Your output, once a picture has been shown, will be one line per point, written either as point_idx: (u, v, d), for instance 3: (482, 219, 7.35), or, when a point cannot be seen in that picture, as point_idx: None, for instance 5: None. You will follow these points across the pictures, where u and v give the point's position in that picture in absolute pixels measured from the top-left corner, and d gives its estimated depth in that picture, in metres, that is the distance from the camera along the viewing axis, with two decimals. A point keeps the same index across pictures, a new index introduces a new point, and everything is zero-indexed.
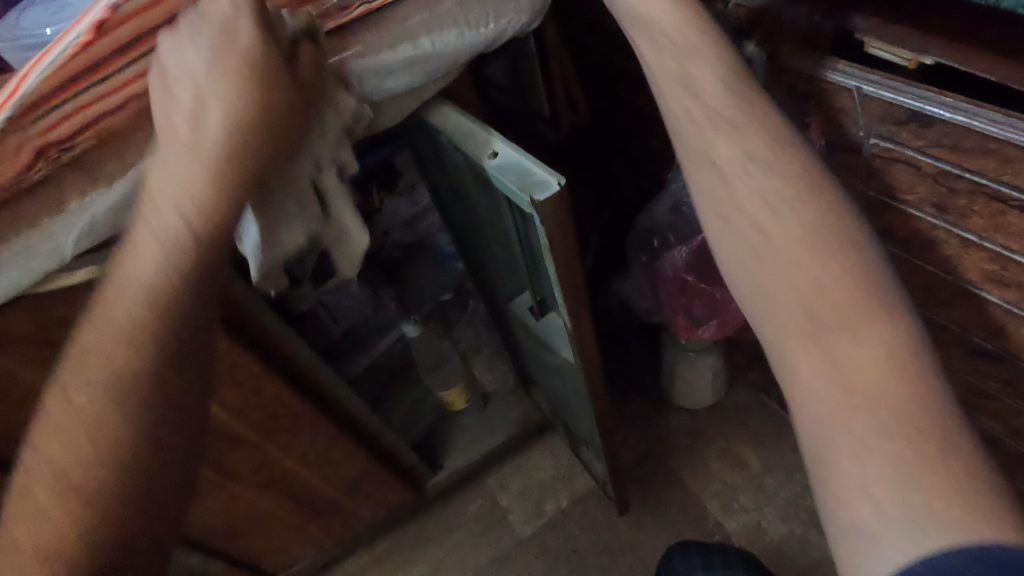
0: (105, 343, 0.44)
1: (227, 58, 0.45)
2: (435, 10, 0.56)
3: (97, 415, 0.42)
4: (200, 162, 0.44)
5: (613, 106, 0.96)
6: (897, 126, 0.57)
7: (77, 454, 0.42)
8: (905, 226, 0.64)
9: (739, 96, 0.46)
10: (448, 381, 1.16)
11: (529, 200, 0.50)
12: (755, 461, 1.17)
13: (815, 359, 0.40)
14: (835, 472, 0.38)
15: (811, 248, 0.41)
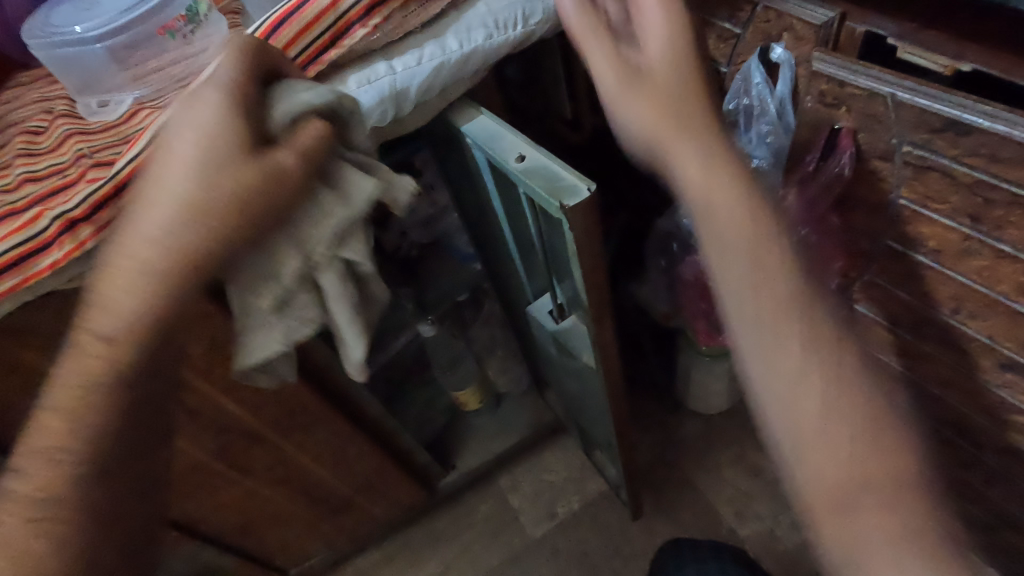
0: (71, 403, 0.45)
1: (207, 144, 0.44)
2: (465, 15, 0.57)
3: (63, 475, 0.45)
4: (166, 255, 0.44)
5: None
6: (932, 134, 0.56)
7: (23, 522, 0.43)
8: (935, 236, 0.62)
9: (734, 180, 0.47)
10: (464, 381, 1.16)
11: (558, 205, 0.49)
12: (770, 468, 1.16)
13: (820, 424, 0.42)
14: (847, 533, 0.40)
15: (809, 317, 0.44)
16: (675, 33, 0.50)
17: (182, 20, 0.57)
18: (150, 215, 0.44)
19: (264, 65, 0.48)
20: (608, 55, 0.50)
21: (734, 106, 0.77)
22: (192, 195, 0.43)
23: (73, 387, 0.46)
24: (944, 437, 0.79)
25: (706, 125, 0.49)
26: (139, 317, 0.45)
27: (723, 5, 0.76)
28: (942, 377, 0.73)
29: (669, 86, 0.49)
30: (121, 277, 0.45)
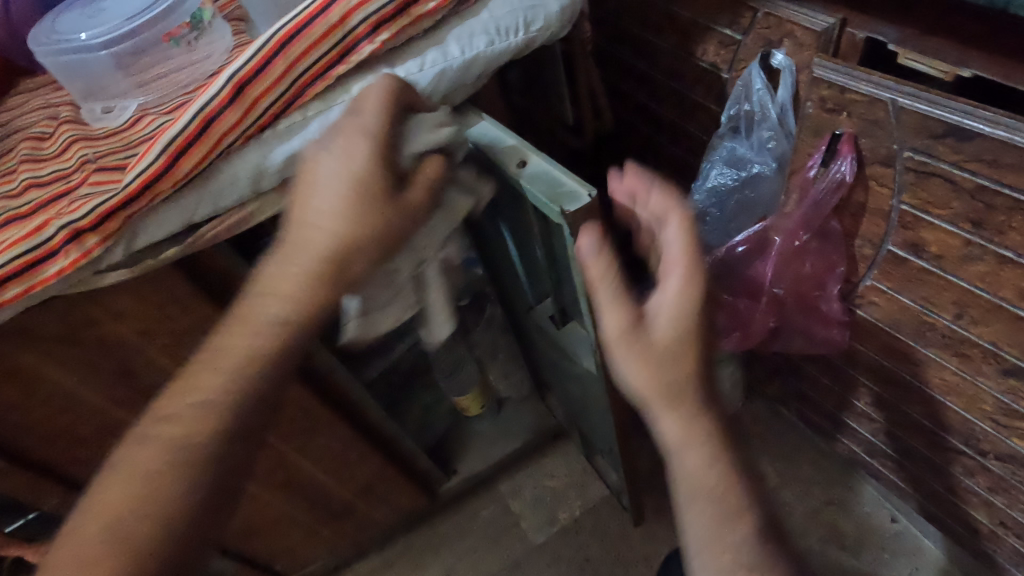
0: (188, 407, 0.47)
1: (347, 178, 0.48)
2: (469, 22, 0.57)
3: (162, 474, 0.45)
4: (312, 273, 0.49)
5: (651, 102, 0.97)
6: (933, 139, 0.56)
7: (113, 522, 0.43)
8: (937, 241, 0.62)
9: (676, 339, 0.48)
10: (465, 387, 1.16)
11: (559, 210, 0.50)
12: (773, 474, 1.16)
13: (714, 507, 0.46)
14: None
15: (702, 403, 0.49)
16: (689, 299, 0.49)
17: (187, 28, 0.57)
18: (301, 255, 0.49)
19: (396, 106, 0.51)
20: (621, 292, 0.50)
21: (734, 112, 0.77)
22: (333, 225, 0.49)
23: (181, 417, 0.47)
24: (947, 443, 0.79)
25: (695, 388, 0.48)
26: (264, 348, 0.49)
27: (724, 12, 0.77)
28: (944, 383, 0.72)
29: (669, 350, 0.48)
30: (262, 308, 0.50)
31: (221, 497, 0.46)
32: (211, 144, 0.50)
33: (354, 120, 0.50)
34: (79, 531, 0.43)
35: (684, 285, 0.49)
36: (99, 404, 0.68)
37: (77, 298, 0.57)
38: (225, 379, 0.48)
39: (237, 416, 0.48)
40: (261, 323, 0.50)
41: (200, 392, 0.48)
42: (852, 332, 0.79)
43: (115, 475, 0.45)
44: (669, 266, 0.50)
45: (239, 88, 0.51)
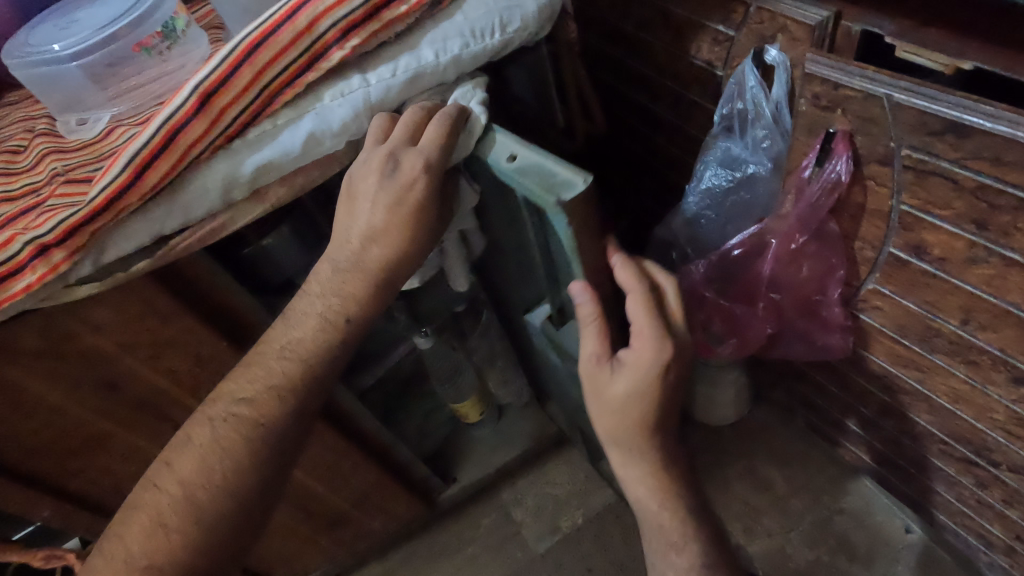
0: (256, 402, 0.57)
1: (400, 211, 0.53)
2: (444, 25, 0.55)
3: (233, 450, 0.56)
4: (368, 282, 0.56)
5: (648, 100, 0.95)
6: (932, 136, 0.53)
7: (184, 490, 0.55)
8: (940, 243, 0.58)
9: (638, 382, 0.58)
10: (463, 393, 1.14)
11: (554, 200, 0.47)
12: (781, 482, 1.12)
13: (651, 489, 0.65)
14: (651, 536, 0.67)
15: (667, 420, 0.62)
16: (645, 361, 0.57)
17: (158, 37, 0.57)
18: (359, 264, 0.56)
19: (454, 133, 0.53)
20: (601, 336, 0.59)
21: (727, 111, 0.75)
22: (387, 247, 0.55)
23: (249, 405, 0.57)
24: (958, 453, 0.75)
25: (636, 444, 0.62)
26: (318, 354, 0.58)
27: (716, 9, 0.74)
28: (953, 391, 0.69)
29: (618, 399, 0.59)
30: (320, 307, 0.58)
31: (270, 482, 0.58)
32: (180, 154, 0.49)
33: (412, 148, 0.53)
34: (161, 487, 0.56)
35: (648, 356, 0.57)
36: (85, 417, 0.67)
37: (54, 312, 0.57)
38: (290, 377, 0.58)
39: (291, 411, 0.58)
40: (322, 319, 0.58)
41: (268, 383, 0.58)
42: (854, 337, 0.76)
43: (183, 451, 0.57)
44: (635, 338, 0.57)
45: (205, 99, 0.50)
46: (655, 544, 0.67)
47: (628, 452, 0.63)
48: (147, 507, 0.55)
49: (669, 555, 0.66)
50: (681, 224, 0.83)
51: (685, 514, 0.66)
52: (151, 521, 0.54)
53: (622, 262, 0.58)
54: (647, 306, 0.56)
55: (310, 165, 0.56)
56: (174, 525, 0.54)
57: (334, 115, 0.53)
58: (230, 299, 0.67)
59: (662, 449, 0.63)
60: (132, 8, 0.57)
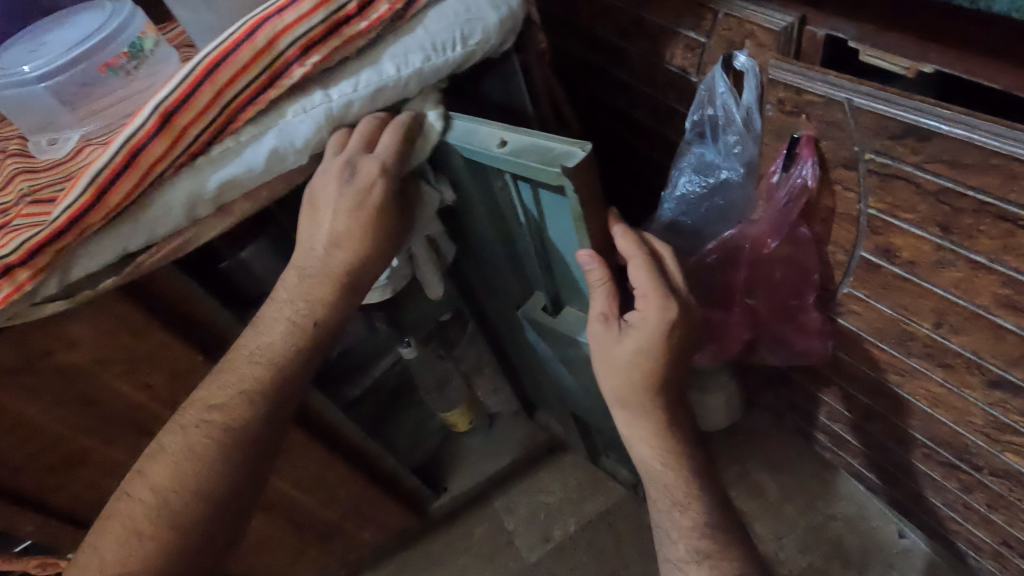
0: (224, 409, 0.57)
1: (362, 213, 0.56)
2: (404, 39, 0.56)
3: (204, 454, 0.56)
4: (332, 287, 0.58)
5: (628, 105, 0.95)
6: (893, 140, 0.53)
7: (156, 497, 0.54)
8: (908, 246, 0.58)
9: (643, 343, 0.55)
10: (452, 402, 1.14)
11: (559, 169, 0.47)
12: (773, 487, 1.11)
13: (656, 460, 0.62)
14: (660, 519, 0.63)
15: (672, 386, 0.59)
16: (651, 327, 0.55)
17: (125, 58, 0.57)
18: (322, 268, 0.58)
19: (406, 140, 0.57)
20: (611, 298, 0.56)
21: (698, 118, 0.74)
22: (349, 253, 0.57)
23: (220, 411, 0.57)
24: (942, 457, 0.74)
25: (641, 402, 0.59)
26: (285, 356, 0.58)
27: (687, 15, 0.74)
28: (932, 395, 0.68)
29: (625, 359, 0.57)
30: (290, 313, 0.58)
31: (247, 484, 0.57)
32: (142, 173, 0.50)
33: (367, 155, 0.55)
34: (133, 495, 0.55)
35: (655, 315, 0.54)
36: (65, 433, 0.68)
37: (28, 330, 0.57)
38: (258, 380, 0.58)
39: (263, 415, 0.58)
40: (290, 324, 0.58)
41: (239, 389, 0.58)
42: (833, 341, 0.76)
43: (154, 459, 0.56)
44: (641, 300, 0.55)
45: (167, 118, 0.50)
46: (659, 505, 0.63)
47: (634, 420, 0.61)
48: (120, 516, 0.54)
49: (673, 515, 0.62)
50: (659, 229, 0.81)
51: (688, 475, 0.62)
52: (124, 530, 0.53)
53: (625, 231, 0.55)
54: (648, 269, 0.54)
55: (274, 179, 0.57)
56: (149, 532, 0.53)
57: (298, 131, 0.54)
58: (206, 313, 0.68)
59: (667, 408, 0.60)
60: (100, 29, 0.58)
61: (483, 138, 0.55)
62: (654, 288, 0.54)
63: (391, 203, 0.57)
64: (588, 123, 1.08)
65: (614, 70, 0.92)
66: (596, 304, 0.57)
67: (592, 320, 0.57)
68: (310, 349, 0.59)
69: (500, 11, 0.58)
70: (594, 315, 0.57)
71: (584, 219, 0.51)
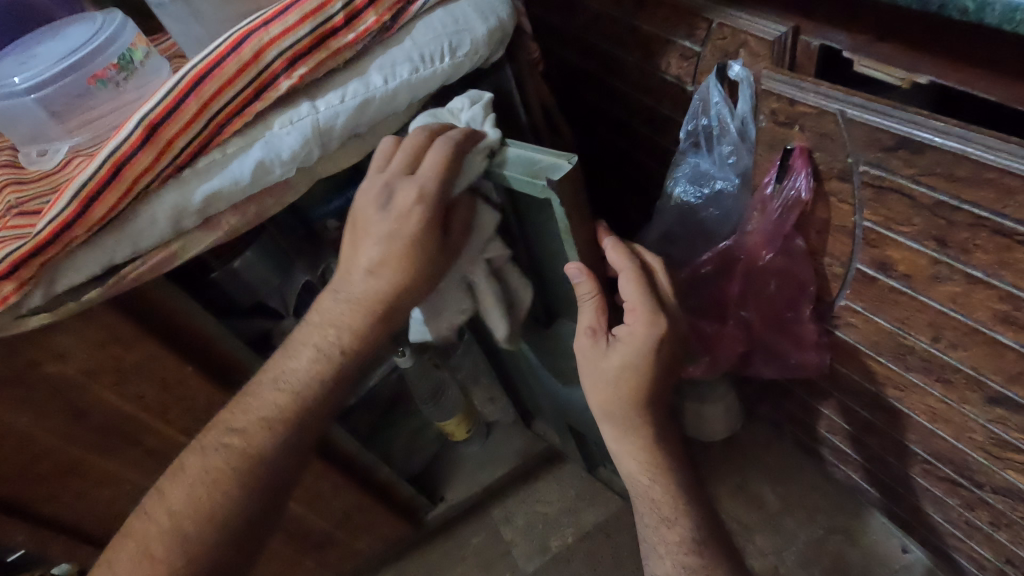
0: (245, 436, 0.57)
1: (397, 242, 0.53)
2: (392, 49, 0.56)
3: (223, 479, 0.56)
4: (364, 314, 0.56)
5: (624, 115, 0.95)
6: (886, 152, 0.52)
7: (171, 518, 0.55)
8: (904, 260, 0.57)
9: (631, 359, 0.54)
10: (449, 411, 1.13)
11: (545, 182, 0.47)
12: (774, 500, 1.09)
13: (644, 476, 0.61)
14: (646, 534, 0.63)
15: (662, 401, 0.58)
16: (640, 344, 0.53)
17: (115, 69, 0.58)
18: (354, 296, 0.56)
19: (456, 160, 0.52)
20: (599, 311, 0.54)
21: (692, 128, 0.74)
22: (377, 283, 0.55)
23: (240, 436, 0.57)
24: (942, 473, 0.73)
25: (629, 415, 0.57)
26: (313, 383, 0.58)
27: (680, 24, 0.74)
28: (931, 410, 0.67)
29: (613, 373, 0.55)
30: (320, 337, 0.58)
31: (260, 513, 0.58)
32: (127, 186, 0.49)
33: (407, 178, 0.52)
34: (150, 516, 0.56)
35: (643, 331, 0.53)
36: (53, 444, 0.67)
37: (15, 342, 0.57)
38: (280, 409, 0.58)
39: (283, 442, 0.58)
40: (315, 351, 0.58)
41: (258, 415, 0.58)
42: (830, 354, 0.74)
43: (174, 480, 0.57)
44: (630, 314, 0.54)
45: (151, 131, 0.50)
46: (646, 519, 0.62)
47: (622, 435, 0.59)
48: (135, 534, 0.56)
49: (660, 531, 0.61)
50: (654, 240, 0.81)
51: (676, 489, 0.61)
52: (138, 551, 0.54)
53: (615, 244, 0.55)
54: (639, 282, 0.53)
55: (262, 193, 0.56)
56: (159, 554, 0.54)
57: (284, 143, 0.53)
58: (196, 324, 0.68)
59: (654, 422, 0.59)
60: (89, 41, 0.58)
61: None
62: (643, 303, 0.53)
63: (433, 230, 0.54)
64: (585, 132, 1.07)
65: (609, 79, 0.92)
66: (583, 317, 0.55)
67: (579, 334, 0.56)
68: (333, 379, 0.58)
69: (488, 22, 0.58)
70: (581, 329, 0.56)
71: (572, 231, 0.51)
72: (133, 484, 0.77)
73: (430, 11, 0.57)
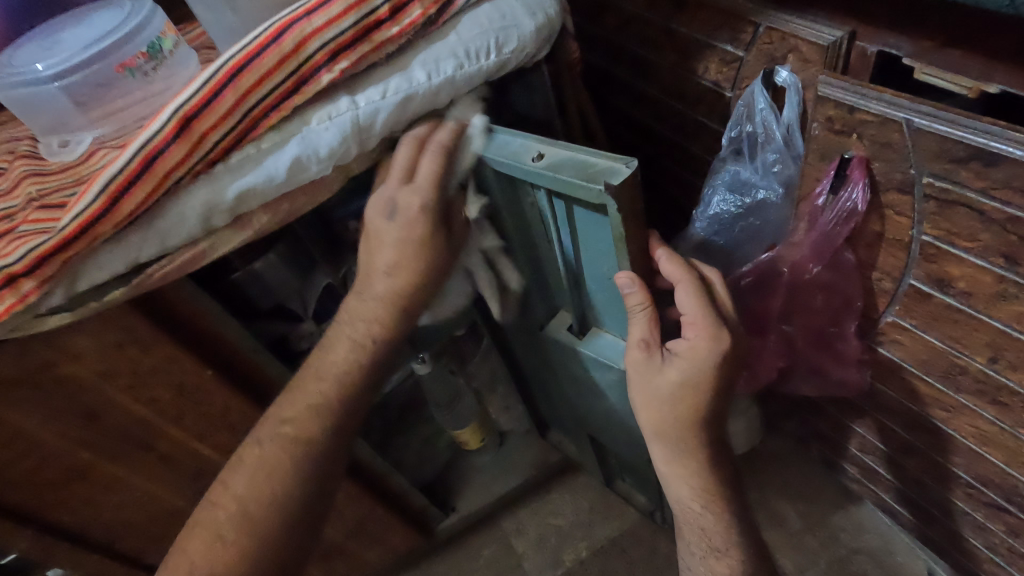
0: (298, 424, 0.59)
1: (403, 249, 0.56)
2: (435, 44, 0.53)
3: (281, 462, 0.58)
4: (384, 313, 0.59)
5: (652, 120, 0.92)
6: (956, 164, 0.49)
7: (238, 503, 0.56)
8: (966, 276, 0.54)
9: (689, 377, 0.53)
10: (463, 419, 1.10)
11: (602, 186, 0.44)
12: (795, 518, 1.06)
13: (694, 504, 0.59)
14: (692, 562, 0.61)
15: (717, 424, 0.56)
16: (699, 360, 0.52)
17: (143, 58, 0.55)
18: (371, 296, 0.59)
19: (444, 168, 0.54)
20: (652, 323, 0.53)
21: (736, 134, 0.72)
22: (391, 285, 0.58)
23: (292, 425, 0.59)
24: (986, 497, 0.70)
25: (684, 438, 0.55)
26: (353, 374, 0.61)
27: (722, 28, 0.71)
28: (981, 433, 0.64)
29: (669, 391, 0.53)
30: (349, 332, 0.60)
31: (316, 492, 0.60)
32: (158, 180, 0.47)
33: (406, 187, 0.54)
34: (216, 504, 0.57)
35: (705, 347, 0.52)
36: (64, 448, 0.64)
37: (31, 341, 0.54)
38: (326, 395, 0.60)
39: (331, 429, 0.60)
40: (351, 342, 0.60)
41: (307, 403, 0.60)
42: (872, 371, 0.72)
43: (235, 470, 0.58)
44: (690, 328, 0.52)
45: (185, 123, 0.47)
46: (693, 547, 0.61)
47: (672, 459, 0.57)
48: (203, 522, 0.56)
49: (708, 561, 0.59)
50: (690, 247, 0.78)
51: (729, 519, 0.58)
52: (207, 537, 0.55)
53: (669, 254, 0.53)
54: (698, 295, 0.52)
55: (295, 190, 0.54)
56: (231, 537, 0.55)
57: (321, 140, 0.51)
58: (216, 326, 0.65)
59: (708, 447, 0.56)
60: (117, 28, 0.56)
61: (514, 152, 0.52)
62: (707, 319, 0.52)
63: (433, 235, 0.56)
64: (611, 138, 1.05)
65: (640, 83, 0.89)
66: (634, 330, 0.54)
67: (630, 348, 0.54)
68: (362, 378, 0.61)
69: (536, 18, 0.56)
70: (631, 342, 0.54)
71: (625, 238, 0.48)
72: (141, 490, 0.74)
73: (476, 5, 0.55)
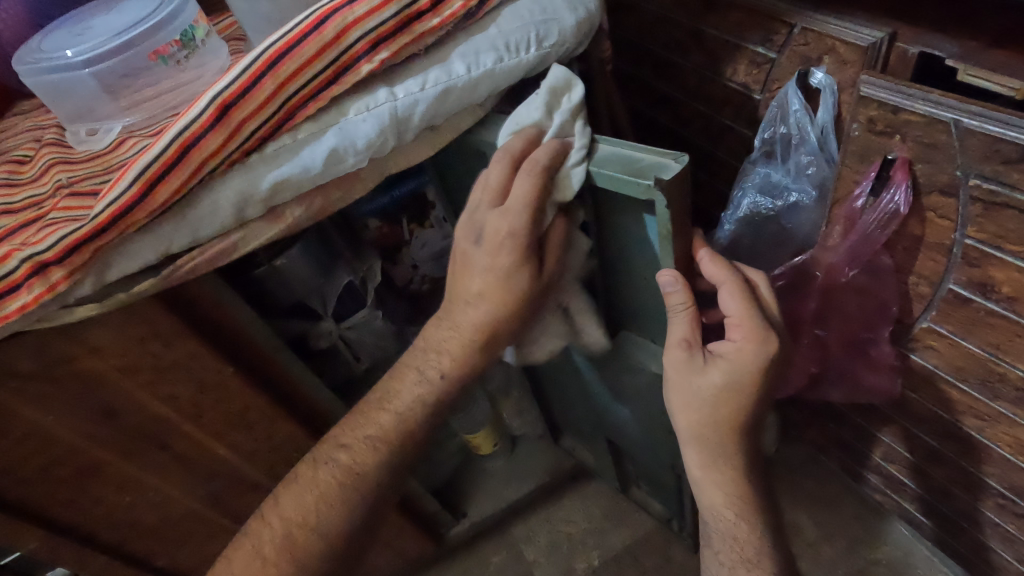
0: (352, 451, 0.58)
1: (490, 283, 0.53)
2: (475, 37, 0.52)
3: (330, 490, 0.57)
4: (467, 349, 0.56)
5: (675, 122, 0.92)
6: (1006, 165, 0.49)
7: (286, 524, 0.57)
8: (1011, 280, 0.53)
9: (730, 381, 0.52)
10: (477, 424, 1.08)
11: (652, 181, 0.43)
12: (812, 528, 1.03)
13: (723, 508, 0.57)
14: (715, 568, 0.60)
15: (754, 430, 0.55)
16: (743, 364, 0.51)
17: (176, 46, 0.54)
18: (456, 327, 0.57)
19: (545, 189, 0.48)
20: (693, 323, 0.52)
21: (768, 136, 0.71)
22: (478, 321, 0.55)
23: (347, 452, 0.58)
24: (1019, 508, 0.69)
25: (722, 442, 0.54)
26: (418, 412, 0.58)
27: (753, 30, 0.71)
28: (1018, 442, 0.63)
29: (710, 393, 0.53)
30: (420, 365, 0.58)
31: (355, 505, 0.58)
32: (193, 169, 0.46)
33: (497, 211, 0.50)
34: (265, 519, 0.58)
35: (751, 350, 0.51)
36: (83, 444, 0.62)
37: (51, 333, 0.52)
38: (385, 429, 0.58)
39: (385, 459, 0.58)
40: (419, 375, 0.59)
41: (366, 433, 0.59)
42: (903, 378, 0.71)
43: (289, 488, 0.58)
44: (735, 329, 0.52)
45: (222, 112, 0.46)
46: (721, 557, 0.59)
47: (705, 462, 0.56)
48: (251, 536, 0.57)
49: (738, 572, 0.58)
50: (718, 246, 0.76)
51: (763, 527, 0.57)
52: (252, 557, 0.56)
53: (711, 255, 0.52)
54: (742, 296, 0.51)
55: (330, 183, 0.52)
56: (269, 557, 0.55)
57: (359, 131, 0.50)
58: (239, 323, 0.63)
59: (745, 452, 0.55)
60: (149, 16, 0.55)
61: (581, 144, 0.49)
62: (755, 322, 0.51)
63: (526, 267, 0.52)
64: None
65: (663, 84, 0.89)
66: (674, 329, 0.53)
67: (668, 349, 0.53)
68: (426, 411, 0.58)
69: (577, 13, 0.55)
70: (670, 343, 0.54)
71: (671, 236, 0.47)
72: (155, 490, 0.72)
73: None
